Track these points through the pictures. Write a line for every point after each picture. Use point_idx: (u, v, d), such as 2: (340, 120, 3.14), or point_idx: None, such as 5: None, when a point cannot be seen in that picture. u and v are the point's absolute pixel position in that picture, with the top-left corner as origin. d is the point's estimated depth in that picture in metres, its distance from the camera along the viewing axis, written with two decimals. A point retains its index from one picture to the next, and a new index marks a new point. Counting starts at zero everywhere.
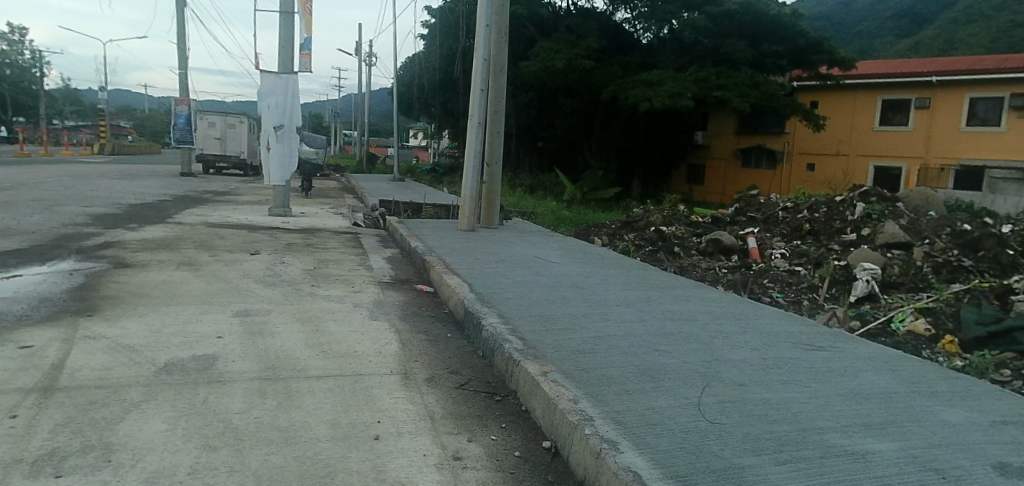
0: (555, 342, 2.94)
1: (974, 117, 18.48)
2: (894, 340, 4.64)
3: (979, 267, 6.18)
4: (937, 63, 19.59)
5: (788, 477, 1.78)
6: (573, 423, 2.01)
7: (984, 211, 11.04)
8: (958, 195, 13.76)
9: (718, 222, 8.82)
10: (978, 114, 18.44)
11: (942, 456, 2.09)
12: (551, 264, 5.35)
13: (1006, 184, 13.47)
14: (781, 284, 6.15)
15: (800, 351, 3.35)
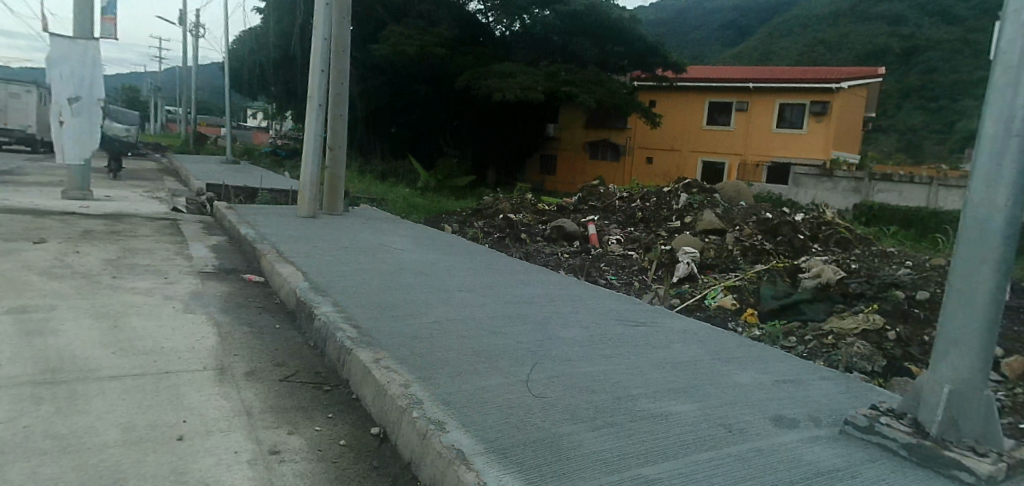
0: (391, 329, 2.91)
1: (783, 120, 20.64)
2: (707, 314, 5.20)
3: (777, 250, 7.08)
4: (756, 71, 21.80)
5: (601, 443, 1.93)
6: (401, 407, 2.01)
7: (787, 203, 12.65)
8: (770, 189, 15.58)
9: (562, 210, 9.24)
10: (786, 118, 20.63)
11: (731, 412, 2.42)
12: (395, 251, 5.26)
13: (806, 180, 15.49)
14: (616, 267, 6.60)
15: (625, 327, 3.63)
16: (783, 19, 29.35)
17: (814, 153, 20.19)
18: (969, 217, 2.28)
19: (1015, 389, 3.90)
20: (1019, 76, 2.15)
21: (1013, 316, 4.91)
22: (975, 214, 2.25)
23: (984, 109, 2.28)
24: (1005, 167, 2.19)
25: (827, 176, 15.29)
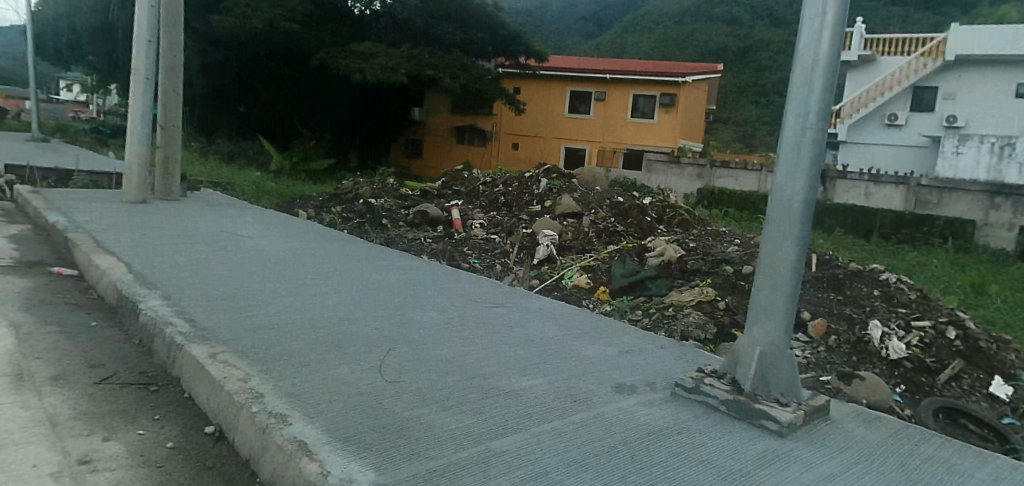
0: (233, 321, 2.73)
1: (637, 111, 21.89)
2: (563, 293, 5.43)
3: (628, 231, 7.56)
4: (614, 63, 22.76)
5: (452, 423, 1.96)
6: (239, 403, 1.89)
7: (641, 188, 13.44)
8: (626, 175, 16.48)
9: (425, 195, 9.15)
10: (640, 109, 21.87)
11: (578, 383, 2.57)
12: (241, 239, 4.91)
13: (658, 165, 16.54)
14: (479, 250, 6.67)
15: (483, 308, 3.69)
16: (637, 14, 31.00)
17: (664, 142, 21.67)
18: (777, 198, 2.69)
19: (818, 348, 4.51)
20: (811, 75, 2.57)
21: (819, 284, 5.66)
22: (784, 196, 2.66)
23: (787, 104, 2.66)
24: (802, 155, 2.62)
25: (675, 163, 16.53)
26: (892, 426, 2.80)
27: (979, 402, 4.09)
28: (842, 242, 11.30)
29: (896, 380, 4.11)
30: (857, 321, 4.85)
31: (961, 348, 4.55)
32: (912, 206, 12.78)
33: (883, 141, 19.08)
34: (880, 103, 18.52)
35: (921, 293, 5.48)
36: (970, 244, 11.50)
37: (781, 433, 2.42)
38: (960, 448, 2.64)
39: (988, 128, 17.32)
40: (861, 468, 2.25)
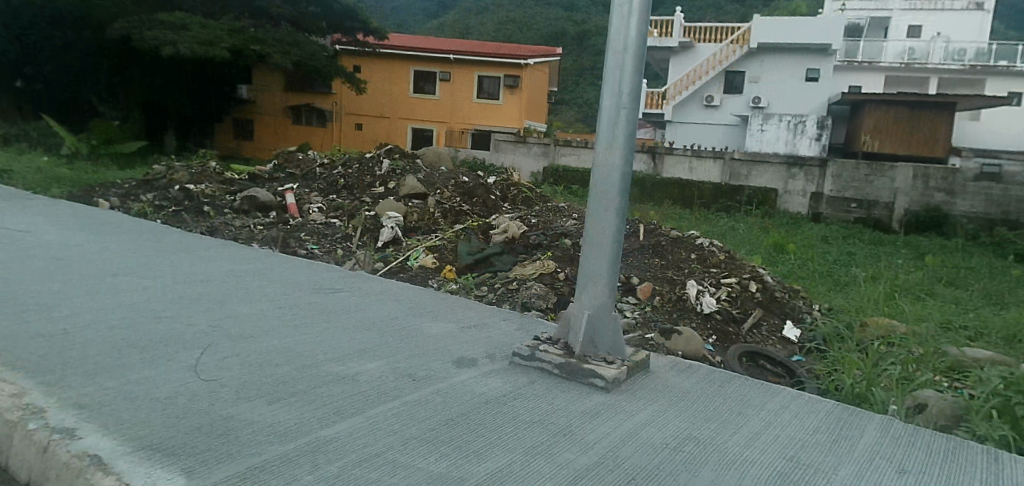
0: (10, 329, 2.35)
1: (483, 91, 21.70)
2: (408, 275, 5.36)
3: (473, 210, 7.63)
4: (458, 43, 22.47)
5: (276, 415, 1.85)
6: (10, 423, 1.64)
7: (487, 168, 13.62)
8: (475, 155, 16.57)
9: (255, 179, 8.53)
10: (486, 89, 21.69)
11: (416, 362, 2.55)
12: (22, 235, 4.23)
13: (505, 145, 16.81)
14: (317, 236, 6.36)
15: (319, 295, 3.52)
16: None
17: (510, 123, 21.69)
18: (599, 172, 2.85)
19: (646, 308, 4.93)
20: (623, 58, 2.76)
21: (645, 250, 6.11)
22: (604, 171, 2.84)
23: (604, 84, 2.83)
24: (618, 132, 2.80)
25: (522, 142, 16.61)
26: (702, 371, 3.15)
27: (774, 343, 4.71)
28: (671, 213, 12.37)
29: (709, 332, 4.60)
30: (677, 282, 5.33)
31: (761, 299, 5.20)
32: (727, 178, 13.76)
33: (701, 122, 20.46)
34: (699, 85, 20.02)
35: (729, 254, 6.15)
36: (773, 210, 13.19)
37: (607, 388, 2.62)
38: (755, 385, 3.04)
39: (784, 107, 19.83)
40: (675, 414, 2.51)
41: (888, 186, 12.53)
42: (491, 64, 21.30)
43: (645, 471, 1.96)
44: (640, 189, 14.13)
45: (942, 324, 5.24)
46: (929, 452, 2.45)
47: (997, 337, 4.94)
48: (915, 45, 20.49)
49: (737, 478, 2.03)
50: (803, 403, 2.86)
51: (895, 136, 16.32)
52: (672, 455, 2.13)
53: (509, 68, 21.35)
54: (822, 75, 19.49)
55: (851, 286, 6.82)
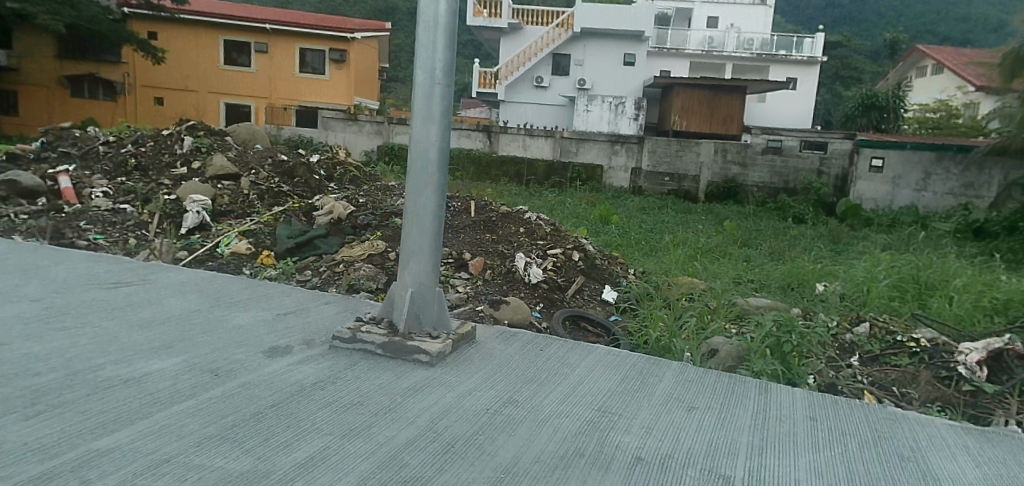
0: None
1: (306, 65, 20.26)
2: (218, 263, 4.92)
3: (294, 191, 7.17)
4: (274, 13, 20.82)
5: (35, 432, 1.60)
6: None
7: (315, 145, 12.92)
8: (301, 133, 15.61)
9: (17, 160, 7.24)
10: (309, 63, 20.27)
11: (219, 356, 2.34)
12: None
13: (333, 122, 16.03)
14: (102, 224, 5.58)
15: (99, 292, 3.08)
16: None
17: (338, 99, 20.37)
18: (415, 149, 2.81)
19: (477, 282, 5.02)
20: (434, 32, 2.73)
21: (476, 226, 6.15)
22: (420, 147, 2.80)
23: (416, 59, 2.78)
24: (433, 107, 2.77)
25: (352, 120, 15.86)
26: (525, 338, 3.28)
27: (595, 306, 5.02)
28: (507, 189, 12.68)
29: (537, 300, 4.79)
30: (507, 255, 5.46)
31: (583, 266, 5.50)
32: (558, 156, 14.34)
33: (532, 101, 20.98)
34: (528, 67, 20.54)
35: (554, 226, 6.42)
36: (600, 185, 14.09)
37: (430, 362, 2.62)
38: (573, 346, 3.23)
39: (606, 89, 21.24)
40: (496, 380, 2.59)
41: (694, 161, 13.88)
42: (312, 37, 19.99)
43: (463, 439, 2.01)
44: (476, 166, 14.31)
45: (732, 280, 5.97)
46: (713, 391, 2.81)
47: (776, 287, 5.73)
48: (714, 35, 22.83)
49: (549, 434, 2.15)
50: (613, 358, 3.11)
51: (699, 116, 18.13)
52: (490, 420, 2.20)
53: (333, 41, 20.16)
54: (638, 60, 21.00)
55: (661, 251, 7.48)
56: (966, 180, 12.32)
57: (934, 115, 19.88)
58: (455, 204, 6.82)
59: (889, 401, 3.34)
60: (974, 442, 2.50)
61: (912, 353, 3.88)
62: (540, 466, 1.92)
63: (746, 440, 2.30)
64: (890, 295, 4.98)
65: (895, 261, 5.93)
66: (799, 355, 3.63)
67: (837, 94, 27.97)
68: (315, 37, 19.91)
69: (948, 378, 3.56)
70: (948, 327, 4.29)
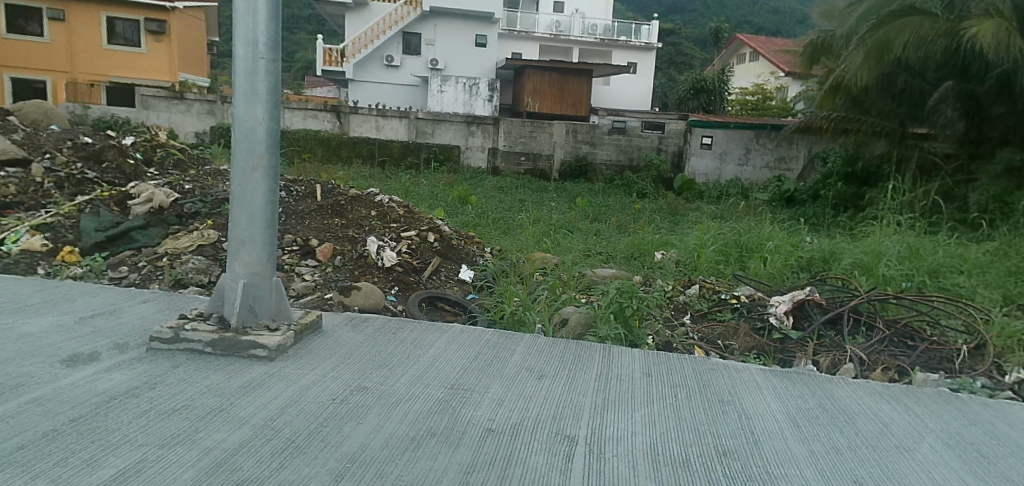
0: None
1: (116, 36, 17.95)
2: (5, 263, 4.23)
3: (103, 178, 6.34)
4: None
5: None
6: None
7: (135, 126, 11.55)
8: (115, 113, 13.86)
9: None
10: (120, 34, 18.01)
11: (2, 371, 2.03)
12: None
13: (156, 100, 14.42)
14: None
15: None
16: None
17: (159, 75, 18.28)
18: (239, 129, 2.58)
19: (325, 270, 4.80)
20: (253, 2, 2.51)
21: (323, 210, 5.83)
22: (246, 127, 2.58)
23: (235, 33, 2.55)
24: (258, 84, 2.56)
25: (178, 98, 14.37)
26: (377, 323, 3.18)
27: (451, 287, 4.98)
28: (360, 171, 12.26)
29: (391, 284, 4.67)
30: (357, 239, 5.25)
31: (438, 248, 5.43)
32: (413, 137, 14.21)
33: (383, 81, 20.26)
34: (377, 45, 19.86)
35: (407, 208, 6.26)
36: (457, 166, 14.07)
37: (270, 357, 2.45)
38: (426, 327, 3.19)
39: (460, 70, 21.05)
40: (344, 368, 2.49)
41: (548, 141, 14.27)
42: (122, 5, 17.73)
43: (304, 432, 1.92)
44: (325, 148, 13.63)
45: (582, 253, 6.25)
46: (562, 359, 2.92)
47: (621, 257, 6.09)
48: (561, 19, 23.52)
49: (399, 418, 2.11)
50: (467, 336, 3.12)
51: (550, 98, 18.70)
52: (336, 410, 2.11)
53: (148, 10, 18.02)
54: (489, 42, 21.17)
55: (517, 229, 7.59)
56: (778, 154, 13.88)
57: (751, 98, 22.18)
58: (299, 188, 6.41)
59: (716, 353, 3.70)
60: (781, 382, 2.84)
61: (734, 309, 4.33)
62: (389, 450, 1.88)
63: (589, 401, 2.42)
64: (717, 259, 5.48)
65: (722, 228, 6.46)
66: (640, 318, 3.89)
67: (671, 78, 30.17)
68: (125, 4, 17.69)
69: (762, 329, 4.02)
70: (762, 284, 4.84)
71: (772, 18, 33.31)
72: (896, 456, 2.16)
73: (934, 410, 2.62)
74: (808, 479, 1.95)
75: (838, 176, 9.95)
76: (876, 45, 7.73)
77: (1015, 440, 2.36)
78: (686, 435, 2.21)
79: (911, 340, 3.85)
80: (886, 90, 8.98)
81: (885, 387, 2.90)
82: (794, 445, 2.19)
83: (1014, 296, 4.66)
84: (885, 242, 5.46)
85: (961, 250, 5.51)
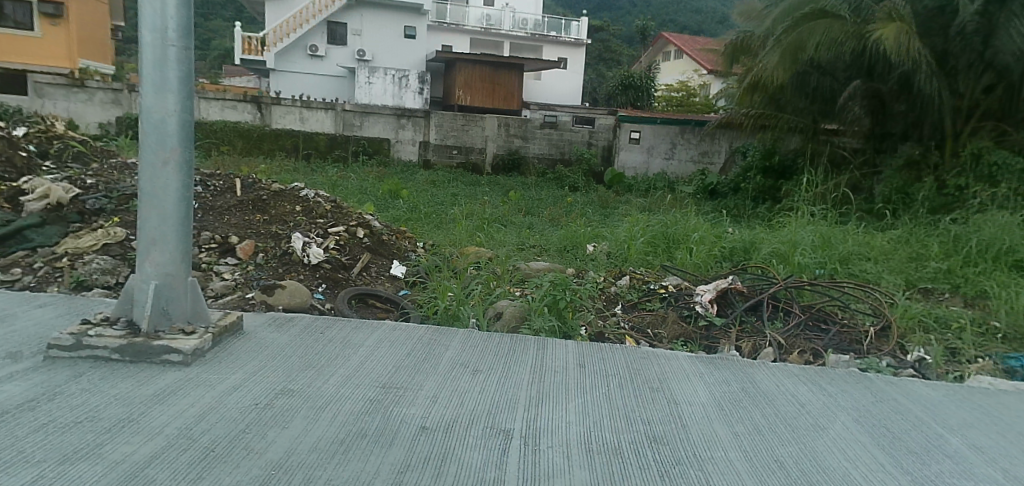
0: None
1: (5, 18, 16.46)
2: None
3: None
4: None
5: None
6: None
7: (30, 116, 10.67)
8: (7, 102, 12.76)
9: None
10: (9, 16, 16.52)
11: None
12: None
13: (54, 88, 13.36)
14: None
15: None
16: None
17: (57, 62, 17.01)
18: (148, 120, 2.41)
19: (247, 268, 4.60)
20: None
21: (244, 206, 5.56)
22: (155, 118, 2.41)
23: (142, 18, 2.38)
24: (168, 72, 2.40)
25: (79, 86, 13.39)
26: (303, 323, 3.06)
27: (383, 283, 4.87)
28: (283, 164, 11.83)
29: (318, 281, 4.53)
30: (282, 235, 5.04)
31: (368, 243, 5.30)
32: (340, 129, 13.82)
33: (308, 72, 19.67)
34: (299, 35, 19.25)
35: (335, 203, 6.07)
36: (387, 159, 13.82)
37: (185, 361, 2.32)
38: (356, 326, 3.10)
39: (388, 62, 20.70)
40: (267, 371, 2.38)
41: (480, 135, 14.22)
42: None
43: (223, 440, 1.82)
44: (246, 140, 13.05)
45: (515, 246, 6.26)
46: (496, 353, 2.90)
47: (554, 250, 6.15)
48: (491, 13, 23.56)
49: (328, 420, 2.04)
50: (400, 333, 3.05)
51: (482, 92, 18.62)
52: (260, 415, 2.02)
53: None
54: (419, 33, 20.80)
55: (450, 224, 7.52)
56: (702, 149, 14.36)
57: (677, 94, 22.86)
58: (216, 182, 6.08)
59: (645, 342, 3.79)
60: (708, 368, 2.93)
61: (662, 298, 4.45)
62: (317, 454, 1.81)
63: (523, 394, 2.42)
64: (646, 250, 5.61)
65: (650, 220, 6.62)
66: (573, 309, 3.92)
67: (600, 74, 30.70)
68: None
69: (689, 316, 4.15)
70: (688, 274, 5.00)
71: (695, 18, 34.45)
72: (812, 434, 2.27)
73: (845, 390, 2.78)
74: (733, 461, 2.02)
75: (757, 169, 10.44)
76: (790, 45, 8.09)
77: (917, 414, 2.53)
78: (618, 423, 2.24)
79: (825, 323, 4.07)
80: (800, 88, 9.45)
81: (803, 369, 3.05)
82: (720, 429, 2.26)
83: (915, 280, 5.01)
84: (800, 232, 5.73)
85: (868, 238, 5.87)
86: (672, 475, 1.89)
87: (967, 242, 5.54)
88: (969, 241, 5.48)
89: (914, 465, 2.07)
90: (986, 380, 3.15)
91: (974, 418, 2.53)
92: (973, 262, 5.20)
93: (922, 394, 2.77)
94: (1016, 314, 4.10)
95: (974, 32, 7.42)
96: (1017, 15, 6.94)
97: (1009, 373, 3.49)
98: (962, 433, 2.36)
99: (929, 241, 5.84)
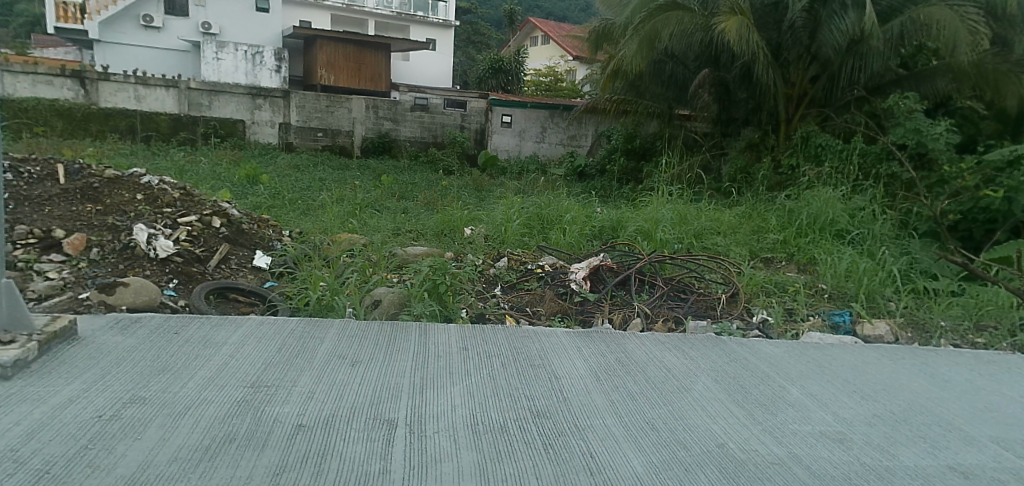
0: None
1: None
2: None
3: None
4: None
5: None
6: None
7: None
8: None
9: None
10: None
11: None
12: None
13: None
14: None
15: None
16: None
17: None
18: None
19: (79, 265, 4.07)
20: None
21: (71, 195, 4.90)
22: None
23: None
24: None
25: None
26: (154, 323, 2.75)
27: (245, 275, 4.53)
28: (118, 147, 10.63)
29: (168, 277, 4.11)
30: (121, 227, 4.50)
31: (226, 233, 4.86)
32: (185, 109, 12.72)
33: (141, 45, 17.94)
34: (128, 3, 17.41)
35: (183, 189, 5.51)
36: (243, 141, 12.84)
37: (5, 375, 2.02)
38: (216, 323, 2.84)
39: (239, 37, 19.13)
40: (113, 378, 2.12)
41: (346, 117, 13.67)
42: None
43: (61, 460, 1.60)
44: (68, 120, 11.45)
45: (390, 232, 6.06)
46: (373, 341, 2.80)
47: (431, 234, 6.04)
48: None
49: (189, 426, 1.84)
50: (268, 328, 2.83)
51: (345, 72, 17.82)
52: (106, 427, 1.79)
53: None
54: (272, 6, 19.30)
55: (318, 209, 7.14)
56: (570, 133, 14.74)
57: (546, 79, 23.45)
58: (32, 168, 5.28)
59: (524, 320, 3.85)
60: (583, 342, 3.02)
61: (538, 277, 4.54)
62: (178, 464, 1.63)
63: (405, 382, 2.34)
64: (522, 232, 5.69)
65: (524, 202, 6.68)
66: (453, 293, 3.89)
67: (470, 56, 30.65)
68: None
69: (565, 294, 4.27)
70: (563, 253, 5.15)
71: (560, 5, 35.41)
72: (679, 396, 2.41)
73: (704, 352, 2.99)
74: (611, 428, 2.09)
75: (620, 151, 11.08)
76: (647, 35, 8.31)
77: (765, 371, 2.77)
78: (503, 401, 2.24)
79: (684, 293, 4.37)
80: (657, 76, 10.01)
81: (668, 336, 3.24)
82: (598, 398, 2.34)
83: (757, 250, 5.52)
84: (661, 210, 6.07)
85: (718, 213, 6.37)
86: (556, 448, 1.92)
87: (799, 214, 6.19)
88: (801, 213, 6.12)
89: (764, 416, 2.27)
90: (817, 336, 3.56)
91: (809, 369, 2.83)
92: (805, 233, 5.83)
93: (767, 352, 3.04)
94: (839, 276, 4.65)
95: (802, 27, 8.28)
96: (836, 13, 7.80)
97: (834, 327, 3.96)
98: (802, 384, 2.63)
99: (768, 215, 6.45)
